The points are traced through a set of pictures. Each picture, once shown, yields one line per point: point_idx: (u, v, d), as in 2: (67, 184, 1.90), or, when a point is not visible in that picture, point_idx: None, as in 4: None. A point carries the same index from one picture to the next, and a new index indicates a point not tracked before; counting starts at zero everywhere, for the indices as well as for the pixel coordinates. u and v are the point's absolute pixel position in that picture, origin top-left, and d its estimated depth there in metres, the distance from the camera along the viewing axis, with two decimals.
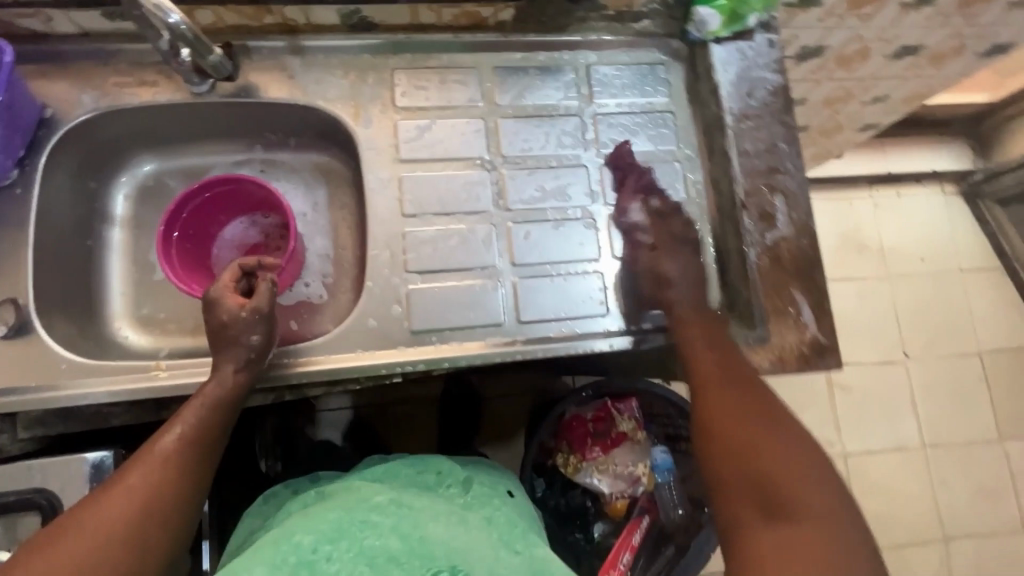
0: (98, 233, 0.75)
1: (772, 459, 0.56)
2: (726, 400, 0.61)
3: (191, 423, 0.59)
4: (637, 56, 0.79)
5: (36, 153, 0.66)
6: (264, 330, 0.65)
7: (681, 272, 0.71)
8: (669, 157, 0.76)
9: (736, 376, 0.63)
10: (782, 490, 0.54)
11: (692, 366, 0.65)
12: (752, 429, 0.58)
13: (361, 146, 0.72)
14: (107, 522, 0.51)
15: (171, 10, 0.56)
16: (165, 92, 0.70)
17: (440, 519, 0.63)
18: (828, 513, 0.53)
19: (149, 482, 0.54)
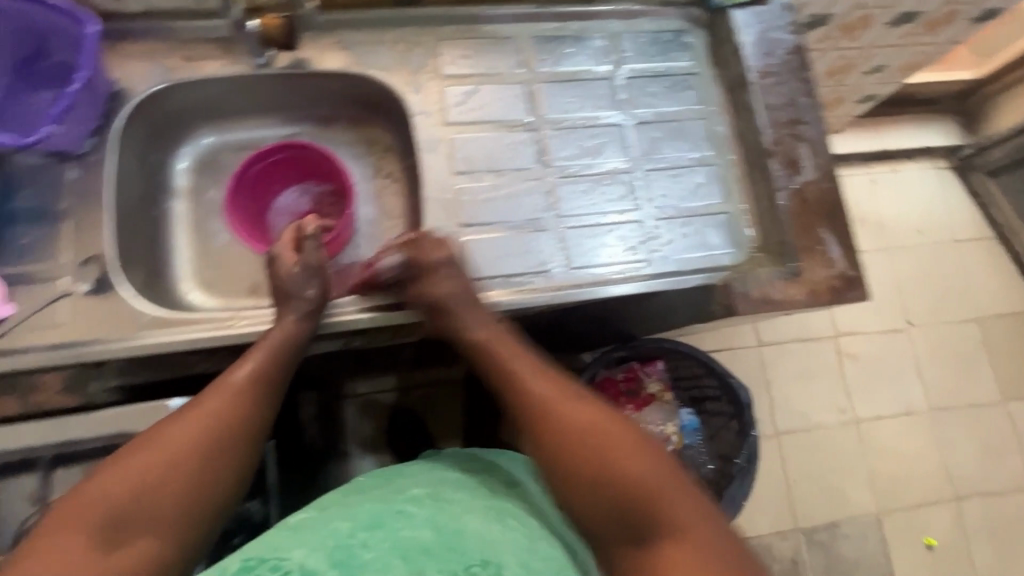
0: (161, 203, 0.79)
1: (623, 478, 0.57)
2: (583, 416, 0.62)
3: (257, 365, 0.64)
4: (661, 24, 0.85)
5: (108, 122, 0.70)
6: (319, 284, 0.71)
7: (453, 292, 0.71)
8: (696, 116, 0.82)
9: (573, 402, 0.63)
10: (647, 502, 0.55)
11: (524, 400, 0.65)
12: (610, 441, 0.59)
13: (413, 110, 0.77)
14: (177, 444, 0.55)
15: None
16: (229, 65, 0.75)
17: (480, 514, 0.63)
18: (694, 520, 0.54)
19: (213, 412, 0.59)
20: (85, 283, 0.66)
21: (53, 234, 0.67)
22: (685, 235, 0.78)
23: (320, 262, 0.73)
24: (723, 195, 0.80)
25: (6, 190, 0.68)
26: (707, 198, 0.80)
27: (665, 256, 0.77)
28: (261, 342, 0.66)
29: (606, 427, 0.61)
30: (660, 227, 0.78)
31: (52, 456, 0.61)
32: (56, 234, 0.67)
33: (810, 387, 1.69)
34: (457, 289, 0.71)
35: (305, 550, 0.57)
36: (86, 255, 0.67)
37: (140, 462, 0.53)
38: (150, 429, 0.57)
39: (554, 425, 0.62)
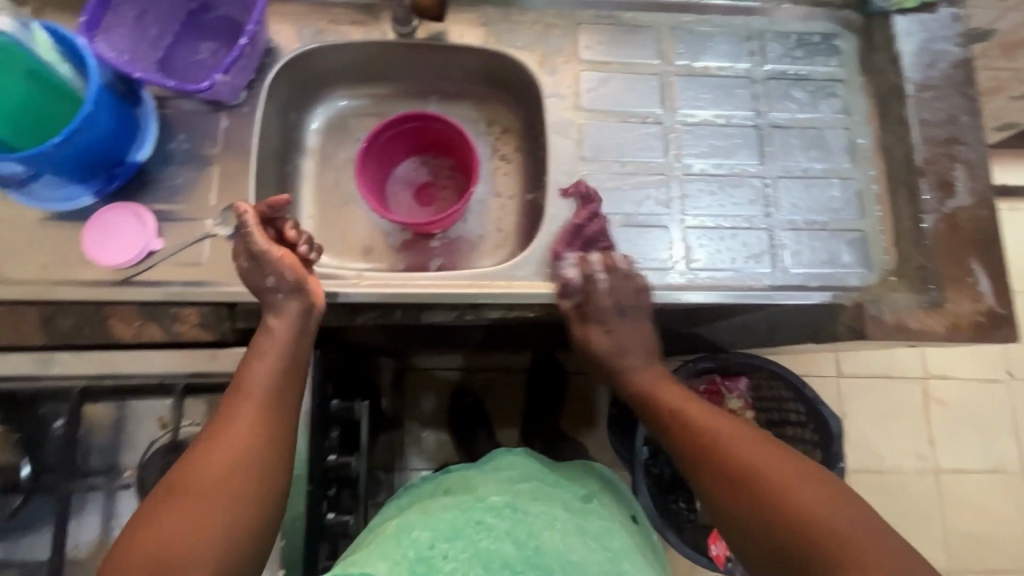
0: (293, 159, 0.82)
1: (811, 525, 0.53)
2: (755, 452, 0.59)
3: (266, 378, 0.58)
4: (812, 24, 0.80)
5: (262, 77, 0.74)
6: (275, 268, 0.59)
7: (628, 339, 0.71)
8: (838, 124, 0.78)
9: (746, 438, 0.61)
10: (839, 553, 0.51)
11: (693, 429, 0.63)
12: (793, 481, 0.56)
13: (546, 91, 0.76)
14: (207, 480, 0.52)
15: None
16: (374, 31, 0.77)
17: (557, 530, 0.63)
18: (879, 563, 0.50)
19: (243, 437, 0.54)
20: (228, 228, 0.69)
21: (203, 177, 0.71)
22: (813, 249, 0.74)
23: (261, 246, 0.58)
24: (859, 212, 0.75)
25: (165, 132, 0.72)
26: (843, 212, 0.75)
27: (789, 269, 0.73)
28: (262, 342, 0.60)
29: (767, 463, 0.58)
30: (787, 238, 0.74)
31: (183, 386, 0.66)
32: (206, 178, 0.71)
33: None
34: (628, 338, 0.71)
35: (387, 563, 0.57)
36: (230, 201, 0.71)
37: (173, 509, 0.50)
38: (173, 471, 0.53)
39: (720, 457, 0.60)
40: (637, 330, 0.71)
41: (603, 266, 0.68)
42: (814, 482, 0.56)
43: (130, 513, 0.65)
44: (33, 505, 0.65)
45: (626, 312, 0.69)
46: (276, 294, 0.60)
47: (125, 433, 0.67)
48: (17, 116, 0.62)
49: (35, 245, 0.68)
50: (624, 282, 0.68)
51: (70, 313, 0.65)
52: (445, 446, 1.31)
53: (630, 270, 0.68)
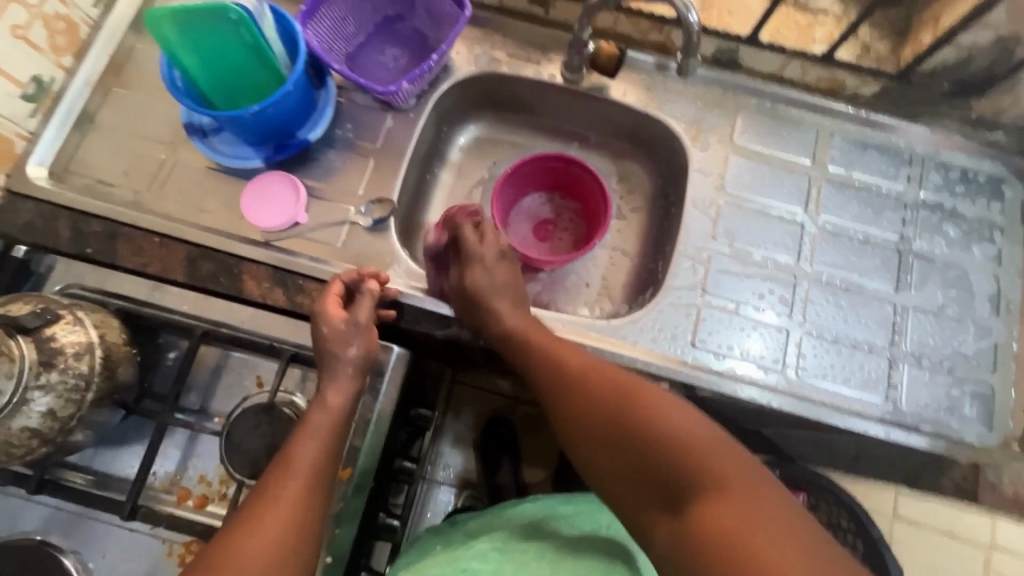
0: (434, 169, 0.86)
1: (663, 429, 0.50)
2: (609, 374, 0.58)
3: (313, 457, 0.56)
4: (977, 162, 0.78)
5: (432, 90, 0.79)
6: (363, 342, 0.63)
7: (487, 283, 0.69)
8: (987, 271, 0.74)
9: (602, 367, 0.59)
10: (687, 451, 0.48)
11: (549, 361, 0.62)
12: (646, 394, 0.53)
13: (692, 165, 0.77)
14: (242, 566, 0.48)
15: (693, 7, 0.64)
16: (543, 70, 0.80)
17: (547, 559, 0.58)
18: (732, 467, 0.47)
19: (283, 517, 0.52)
20: (368, 219, 0.73)
21: (357, 166, 0.76)
22: (933, 391, 0.70)
23: (365, 318, 0.63)
24: (995, 367, 0.71)
25: (336, 118, 0.77)
26: (977, 363, 0.71)
27: (903, 407, 0.70)
28: (308, 419, 0.58)
29: (623, 393, 0.55)
30: (908, 374, 0.71)
31: (290, 353, 0.67)
32: (359, 168, 0.76)
33: None
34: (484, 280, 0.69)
35: None
36: (375, 195, 0.75)
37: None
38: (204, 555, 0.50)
39: (577, 382, 0.58)
40: (493, 276, 0.70)
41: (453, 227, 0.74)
42: (677, 404, 0.52)
43: (209, 456, 0.68)
44: (125, 422, 0.68)
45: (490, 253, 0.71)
46: (345, 365, 0.61)
47: (218, 382, 0.70)
48: (227, 80, 0.68)
49: (199, 191, 0.74)
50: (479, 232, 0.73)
51: (211, 260, 0.70)
52: (469, 471, 1.17)
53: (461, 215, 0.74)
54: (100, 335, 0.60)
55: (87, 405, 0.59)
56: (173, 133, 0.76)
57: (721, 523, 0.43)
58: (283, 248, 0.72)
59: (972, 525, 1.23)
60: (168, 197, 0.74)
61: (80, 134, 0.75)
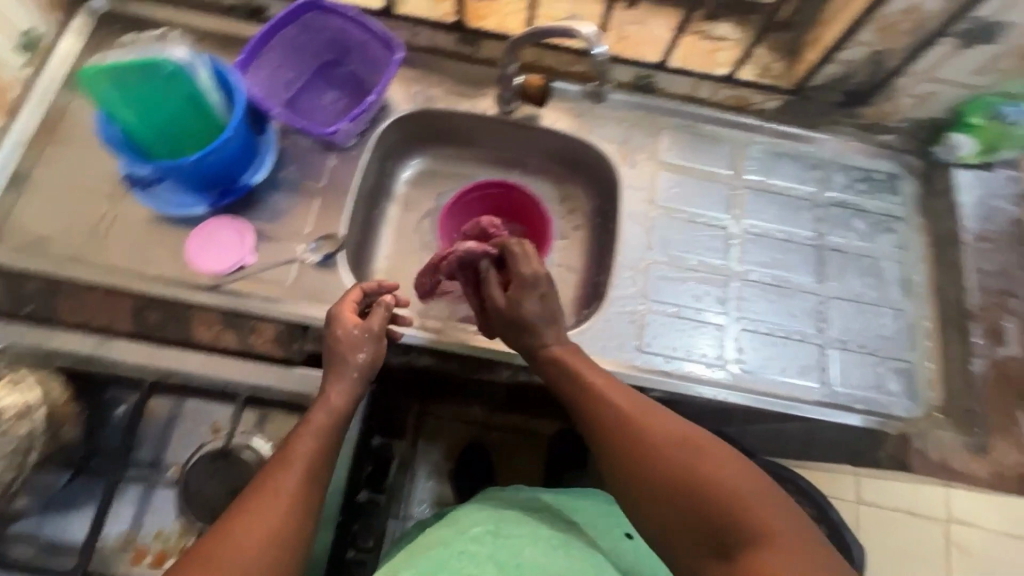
0: (382, 204, 0.89)
1: (719, 487, 0.51)
2: (662, 422, 0.58)
3: (311, 451, 0.56)
4: (876, 162, 0.86)
5: (373, 128, 0.83)
6: (371, 352, 0.63)
7: (539, 311, 0.67)
8: (894, 258, 0.82)
9: (653, 413, 0.59)
10: (739, 509, 0.50)
11: (597, 404, 0.61)
12: (700, 447, 0.55)
13: (624, 182, 0.83)
14: (236, 553, 0.48)
15: (601, 44, 0.68)
16: (476, 104, 0.85)
17: (538, 546, 0.62)
18: (781, 525, 0.50)
19: (278, 505, 0.51)
20: (317, 255, 0.75)
21: (303, 206, 0.78)
22: (861, 371, 0.76)
23: (380, 329, 0.63)
24: (911, 343, 0.77)
25: (279, 161, 0.79)
26: (895, 341, 0.78)
27: (837, 388, 0.75)
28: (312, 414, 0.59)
29: (677, 441, 0.55)
30: (838, 357, 0.76)
31: (246, 395, 0.67)
32: (305, 207, 0.78)
33: None
34: (536, 308, 0.67)
35: None
36: (322, 231, 0.77)
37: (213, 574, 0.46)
38: (205, 539, 0.49)
39: (631, 428, 0.58)
40: (542, 300, 0.67)
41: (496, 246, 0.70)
42: (734, 459, 0.54)
43: (166, 510, 0.66)
44: (74, 485, 0.66)
45: (539, 280, 0.67)
46: (350, 371, 0.62)
47: (173, 432, 0.69)
48: (164, 126, 0.68)
49: (142, 241, 0.74)
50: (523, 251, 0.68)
51: (158, 308, 0.69)
52: (444, 500, 1.16)
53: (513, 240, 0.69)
54: (42, 396, 0.60)
55: (30, 467, 0.60)
56: (114, 186, 0.76)
57: None
58: (234, 291, 0.72)
59: (929, 500, 1.31)
60: (109, 249, 0.73)
61: (15, 194, 0.75)
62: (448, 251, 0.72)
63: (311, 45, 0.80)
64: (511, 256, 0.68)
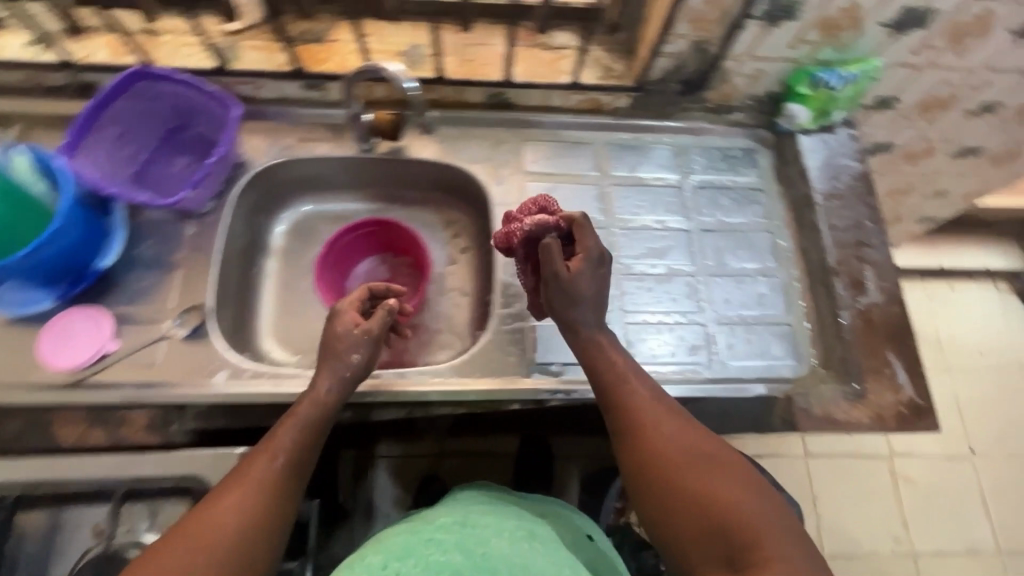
0: (257, 262, 0.86)
1: (737, 511, 0.53)
2: (690, 439, 0.60)
3: (292, 443, 0.61)
4: (730, 142, 0.90)
5: (229, 189, 0.81)
6: (367, 353, 0.67)
7: (584, 287, 0.66)
8: (761, 229, 0.86)
9: (683, 428, 0.62)
10: (747, 531, 0.52)
11: (626, 411, 0.63)
12: (721, 470, 0.57)
13: (494, 200, 0.84)
14: (215, 527, 0.53)
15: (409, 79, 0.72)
16: (335, 147, 0.84)
17: (505, 538, 0.66)
18: (789, 552, 0.51)
19: (255, 490, 0.57)
20: (185, 328, 0.72)
21: (165, 281, 0.75)
22: (746, 342, 0.79)
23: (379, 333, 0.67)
24: (786, 306, 0.81)
25: (134, 238, 0.77)
26: (771, 307, 0.81)
27: (725, 362, 0.77)
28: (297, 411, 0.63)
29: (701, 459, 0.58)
30: (721, 332, 0.79)
31: (124, 490, 0.64)
32: (168, 281, 0.75)
33: (861, 508, 1.59)
34: (586, 286, 0.66)
35: None
36: (188, 303, 0.74)
37: (191, 537, 0.52)
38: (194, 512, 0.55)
39: (658, 438, 0.60)
40: (593, 280, 0.67)
41: (563, 219, 0.69)
42: (751, 485, 0.56)
43: None
44: None
45: (598, 261, 0.67)
46: (345, 370, 0.66)
47: (57, 543, 0.64)
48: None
49: None
50: (586, 232, 0.67)
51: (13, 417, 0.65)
52: None
53: (583, 219, 0.68)
54: None
55: None
56: None
57: None
58: (98, 384, 0.69)
59: None
60: None
61: None
62: (518, 223, 0.69)
63: (151, 112, 0.77)
64: (580, 234, 0.67)
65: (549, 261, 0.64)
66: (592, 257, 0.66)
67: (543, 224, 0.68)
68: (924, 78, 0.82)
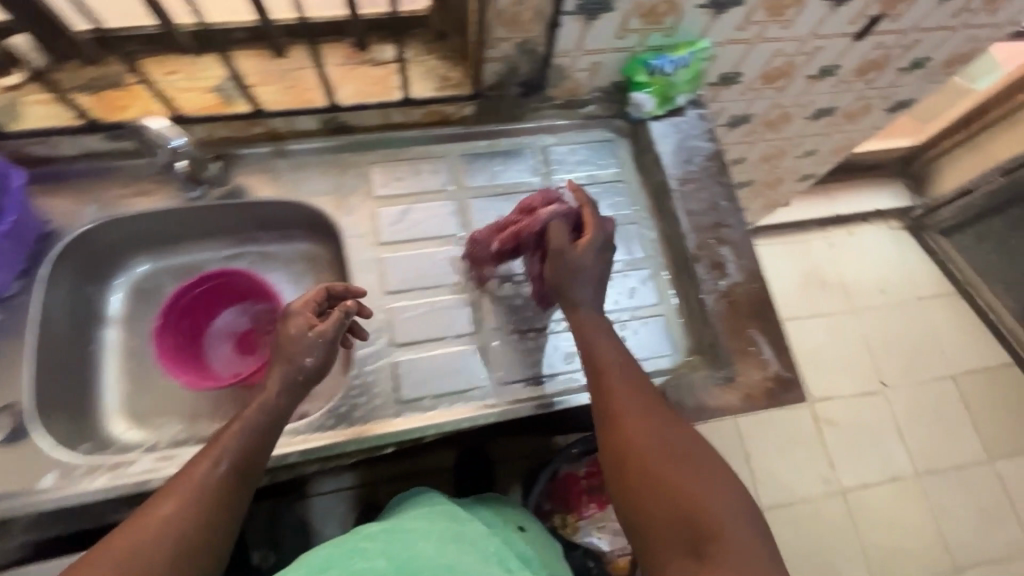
0: (95, 336, 0.79)
1: (710, 506, 0.55)
2: (674, 432, 0.61)
3: (238, 449, 0.59)
4: (588, 135, 0.88)
5: (37, 264, 0.72)
6: (321, 356, 0.65)
7: (585, 262, 0.69)
8: (626, 220, 0.84)
9: (669, 420, 0.62)
10: (714, 525, 0.54)
11: (613, 397, 0.63)
12: (699, 465, 0.58)
13: (345, 231, 0.79)
14: (151, 533, 0.52)
15: (176, 136, 0.68)
16: (161, 200, 0.77)
17: (433, 540, 0.65)
18: (749, 549, 0.53)
19: (193, 495, 0.55)
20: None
21: None
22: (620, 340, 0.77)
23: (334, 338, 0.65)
24: (656, 296, 0.81)
25: None
26: (641, 299, 0.80)
27: None
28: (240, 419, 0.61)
29: (685, 455, 0.59)
30: None
31: None
32: None
33: (790, 456, 1.66)
34: (589, 261, 0.69)
35: None
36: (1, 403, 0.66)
37: (125, 546, 0.51)
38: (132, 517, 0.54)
39: (644, 424, 0.61)
40: (596, 257, 0.70)
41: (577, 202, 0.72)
42: (723, 483, 0.57)
43: None
44: None
45: (603, 245, 0.71)
46: (301, 375, 0.65)
47: None
48: None
49: None
50: (588, 215, 0.71)
51: None
52: None
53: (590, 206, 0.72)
54: None
55: None
56: None
57: None
58: None
59: None
60: None
61: None
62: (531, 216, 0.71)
63: None
64: (586, 220, 0.71)
65: (555, 240, 0.69)
66: (597, 242, 0.70)
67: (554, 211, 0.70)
68: (757, 51, 0.83)
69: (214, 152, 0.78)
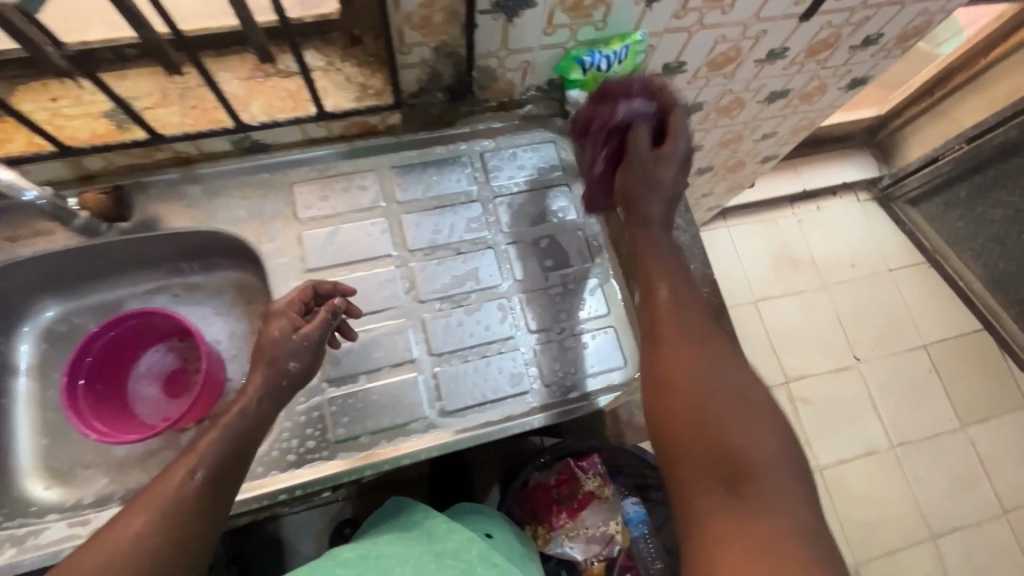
0: (5, 386, 0.75)
1: (753, 444, 0.54)
2: (730, 371, 0.59)
3: (220, 450, 0.55)
4: (530, 137, 0.83)
5: None
6: (304, 361, 0.62)
7: (654, 177, 0.71)
8: (572, 227, 0.80)
9: (726, 360, 0.60)
10: (754, 462, 0.53)
11: (670, 325, 0.63)
12: (749, 407, 0.57)
13: (268, 259, 0.74)
14: (125, 546, 0.48)
15: (24, 187, 0.60)
16: (61, 240, 0.70)
17: (410, 563, 0.61)
18: (786, 492, 0.52)
19: (167, 506, 0.50)
20: None
21: None
22: (566, 356, 0.74)
23: (319, 340, 0.63)
24: (607, 307, 0.76)
25: None
26: (591, 311, 0.76)
27: (550, 381, 0.73)
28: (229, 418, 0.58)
29: (741, 396, 0.57)
30: (539, 351, 0.74)
31: None
32: None
33: None
34: (663, 172, 0.72)
35: None
36: None
37: (95, 558, 0.47)
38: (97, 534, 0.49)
39: (697, 357, 0.60)
40: (671, 173, 0.72)
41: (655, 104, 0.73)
42: (772, 429, 0.56)
43: None
44: None
45: (682, 159, 0.72)
46: (286, 377, 0.62)
47: None
48: None
49: None
50: (676, 116, 0.73)
51: None
52: None
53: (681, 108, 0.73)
54: None
55: None
56: None
57: (765, 526, 0.49)
58: None
59: None
60: None
61: None
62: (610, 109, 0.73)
63: None
64: (674, 123, 0.72)
65: (637, 141, 0.72)
66: (677, 155, 0.72)
67: (632, 112, 0.73)
68: (698, 39, 0.78)
69: (111, 183, 0.72)
